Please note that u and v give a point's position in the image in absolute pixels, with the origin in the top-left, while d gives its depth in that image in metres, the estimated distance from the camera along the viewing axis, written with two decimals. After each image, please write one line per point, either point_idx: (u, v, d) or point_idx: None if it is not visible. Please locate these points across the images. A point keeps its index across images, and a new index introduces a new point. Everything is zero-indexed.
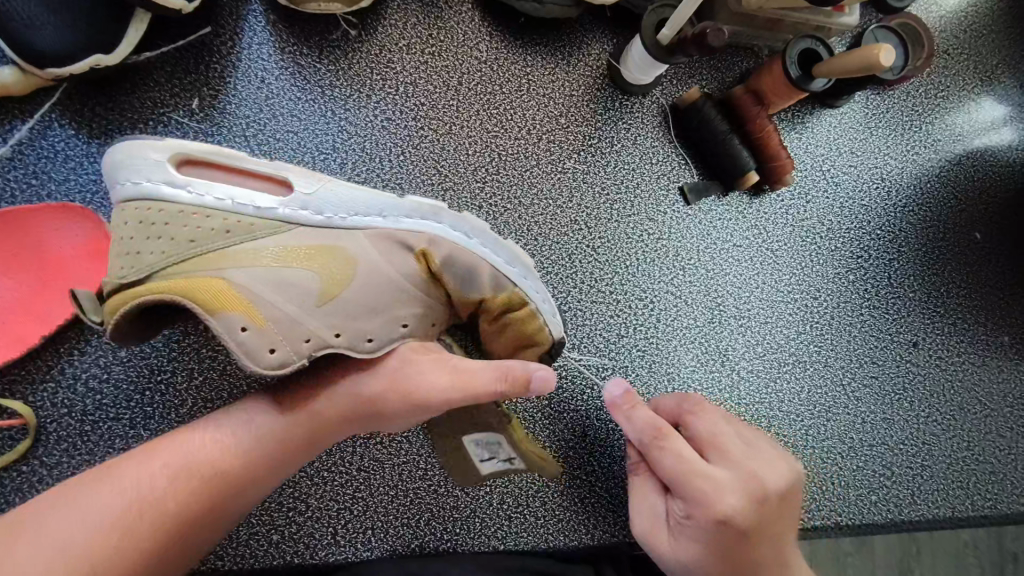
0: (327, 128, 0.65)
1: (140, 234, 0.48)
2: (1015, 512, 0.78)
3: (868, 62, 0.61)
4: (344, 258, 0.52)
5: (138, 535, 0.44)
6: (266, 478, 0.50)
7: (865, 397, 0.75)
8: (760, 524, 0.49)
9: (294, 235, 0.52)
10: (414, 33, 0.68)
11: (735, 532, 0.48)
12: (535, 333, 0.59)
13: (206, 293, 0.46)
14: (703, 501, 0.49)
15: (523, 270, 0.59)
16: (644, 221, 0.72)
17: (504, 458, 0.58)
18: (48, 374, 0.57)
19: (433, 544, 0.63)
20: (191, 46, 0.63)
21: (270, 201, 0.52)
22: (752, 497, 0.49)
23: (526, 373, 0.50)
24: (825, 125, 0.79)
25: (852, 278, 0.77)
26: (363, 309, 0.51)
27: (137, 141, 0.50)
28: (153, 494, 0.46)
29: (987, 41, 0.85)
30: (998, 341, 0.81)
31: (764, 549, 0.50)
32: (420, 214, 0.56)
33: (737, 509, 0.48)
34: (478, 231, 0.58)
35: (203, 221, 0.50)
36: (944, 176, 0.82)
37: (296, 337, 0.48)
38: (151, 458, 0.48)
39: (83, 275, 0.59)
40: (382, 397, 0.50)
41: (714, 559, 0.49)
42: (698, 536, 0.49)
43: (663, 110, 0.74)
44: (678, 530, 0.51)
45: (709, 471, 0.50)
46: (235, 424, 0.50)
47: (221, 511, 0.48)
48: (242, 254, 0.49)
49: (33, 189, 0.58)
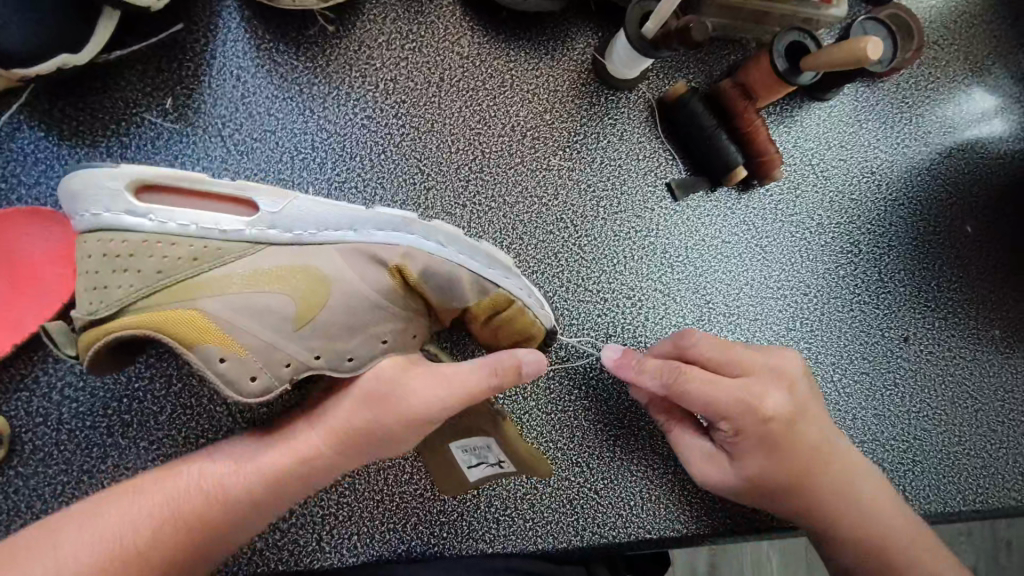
0: (306, 127, 0.64)
1: (105, 267, 0.46)
2: (1007, 506, 0.77)
3: (856, 55, 0.59)
4: (317, 277, 0.51)
5: (130, 569, 0.44)
6: (250, 523, 0.49)
7: (855, 392, 0.74)
8: (794, 407, 0.58)
9: (265, 255, 0.50)
10: (394, 28, 0.67)
11: (783, 425, 0.57)
12: (529, 327, 0.58)
13: (183, 325, 0.46)
14: (747, 411, 0.56)
15: (505, 271, 0.58)
16: (631, 218, 0.71)
17: (492, 462, 0.58)
18: (21, 383, 0.56)
19: (419, 549, 0.62)
20: (165, 44, 0.62)
21: (236, 222, 0.50)
22: (781, 392, 0.58)
23: (516, 360, 0.52)
24: (814, 118, 0.78)
25: (841, 273, 0.76)
26: (341, 329, 0.51)
27: (89, 168, 0.47)
28: (133, 542, 0.45)
29: (978, 32, 0.84)
30: (989, 334, 0.80)
31: (809, 430, 0.59)
32: (393, 226, 0.55)
33: (774, 405, 0.57)
34: (453, 237, 0.56)
35: (169, 250, 0.48)
36: (934, 169, 0.81)
37: (275, 363, 0.48)
38: (132, 504, 0.47)
39: (52, 281, 0.57)
40: (370, 419, 0.49)
41: (772, 459, 0.57)
42: (754, 443, 0.57)
43: (650, 105, 0.72)
44: (734, 451, 0.58)
45: (735, 382, 0.57)
46: (222, 467, 0.49)
47: (203, 557, 0.47)
48: (214, 280, 0.48)
49: (3, 193, 0.57)
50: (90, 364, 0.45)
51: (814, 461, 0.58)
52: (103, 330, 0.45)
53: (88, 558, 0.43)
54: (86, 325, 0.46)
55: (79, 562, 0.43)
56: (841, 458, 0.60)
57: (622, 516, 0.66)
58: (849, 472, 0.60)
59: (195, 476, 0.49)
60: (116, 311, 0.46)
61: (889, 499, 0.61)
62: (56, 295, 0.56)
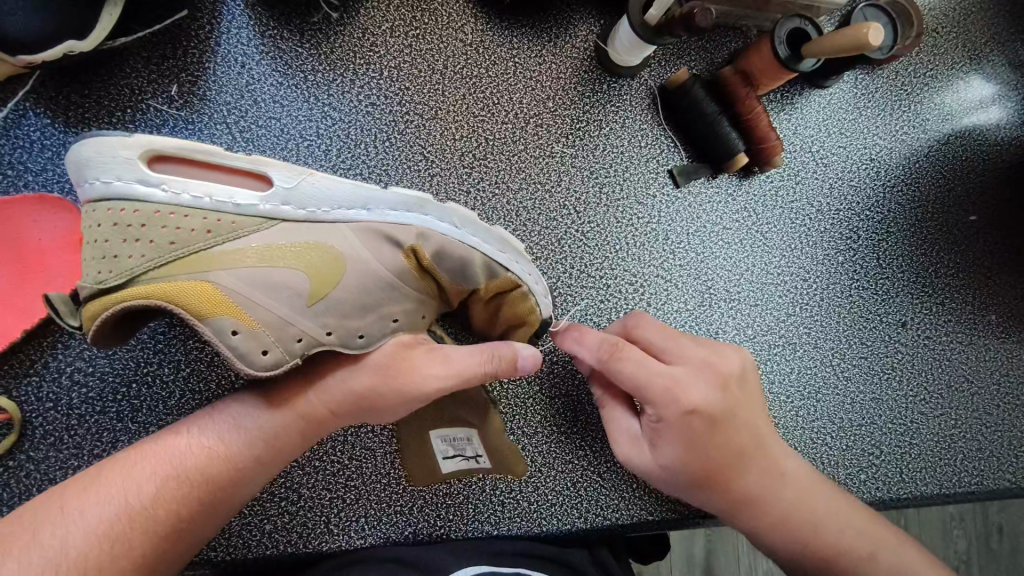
0: (311, 114, 0.64)
1: (117, 237, 0.46)
2: (1002, 488, 0.78)
3: (858, 42, 0.60)
4: (330, 254, 0.51)
5: (139, 528, 0.46)
6: (252, 478, 0.51)
7: (854, 376, 0.76)
8: (724, 406, 0.55)
9: (278, 231, 0.51)
10: (397, 15, 0.67)
11: (705, 420, 0.54)
12: (526, 314, 0.60)
13: (196, 297, 0.46)
14: (669, 399, 0.54)
15: (516, 256, 0.59)
16: (634, 205, 0.71)
17: (468, 457, 0.62)
18: (31, 369, 0.57)
19: (426, 530, 0.63)
20: (168, 31, 0.62)
21: (251, 197, 0.50)
22: (713, 385, 0.56)
23: (514, 352, 0.55)
24: (814, 104, 0.78)
25: (841, 259, 0.77)
26: (353, 306, 0.52)
27: (107, 135, 0.47)
28: (141, 503, 0.46)
29: (976, 19, 0.84)
30: (985, 319, 0.81)
31: (737, 431, 0.56)
32: (407, 206, 0.56)
33: (699, 398, 0.54)
34: (466, 220, 0.58)
35: (182, 222, 0.48)
36: (931, 156, 0.82)
37: (286, 337, 0.49)
38: (136, 467, 0.48)
39: (62, 266, 0.57)
40: (371, 390, 0.52)
41: (693, 451, 0.55)
42: (674, 433, 0.54)
43: (652, 92, 0.73)
44: (656, 437, 0.56)
45: (666, 370, 0.55)
46: (222, 428, 0.50)
47: (211, 514, 0.50)
48: (227, 254, 0.48)
49: (10, 180, 0.57)
50: (99, 332, 0.44)
51: (733, 460, 0.56)
52: (113, 299, 0.44)
53: (97, 522, 0.45)
54: (94, 294, 0.45)
55: (91, 526, 0.45)
56: (764, 462, 0.58)
57: (625, 498, 0.67)
58: (770, 474, 0.58)
59: (195, 438, 0.50)
60: (127, 280, 0.45)
61: (807, 510, 0.57)
62: (67, 282, 0.57)
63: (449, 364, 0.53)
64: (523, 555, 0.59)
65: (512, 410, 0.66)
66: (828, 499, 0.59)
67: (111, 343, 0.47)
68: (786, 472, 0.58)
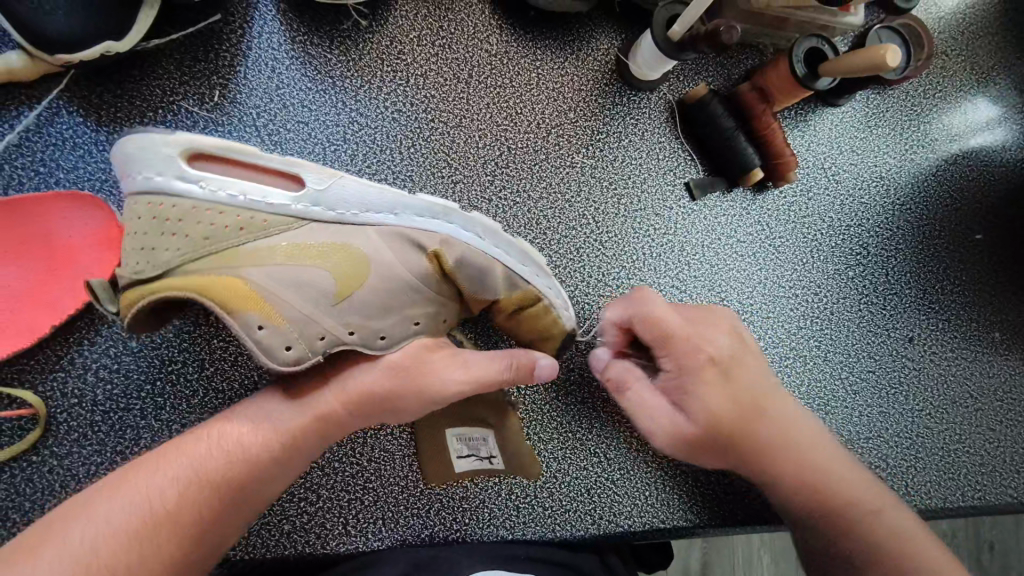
0: (338, 119, 0.65)
1: (155, 230, 0.48)
2: (1004, 503, 0.79)
3: (874, 62, 0.61)
4: (357, 255, 0.52)
5: (165, 534, 0.45)
6: (276, 478, 0.51)
7: (863, 390, 0.77)
8: (734, 357, 0.57)
9: (307, 231, 0.52)
10: (425, 25, 0.68)
11: (720, 366, 0.56)
12: (549, 327, 0.61)
13: (226, 291, 0.47)
14: (688, 349, 0.56)
15: (535, 270, 0.60)
16: (651, 216, 0.73)
17: (483, 457, 0.62)
18: (57, 364, 0.57)
19: (442, 534, 0.63)
20: (201, 34, 0.62)
21: (284, 197, 0.52)
22: (722, 336, 0.58)
23: (532, 362, 0.57)
24: (827, 123, 0.80)
25: (851, 274, 0.79)
26: (376, 308, 0.52)
27: (151, 133, 0.50)
28: (166, 506, 0.46)
29: (983, 43, 0.87)
30: (989, 336, 0.83)
31: (751, 383, 0.58)
32: (433, 213, 0.58)
33: (713, 345, 0.57)
34: (487, 231, 0.59)
35: (217, 218, 0.50)
36: (938, 175, 0.84)
37: (310, 335, 0.49)
38: (155, 472, 0.47)
39: (90, 263, 0.58)
40: (392, 390, 0.52)
41: (717, 401, 0.55)
42: (698, 383, 0.55)
43: (669, 106, 0.74)
44: (683, 396, 0.56)
45: (680, 324, 0.57)
46: (240, 430, 0.50)
47: (235, 514, 0.49)
48: (258, 250, 0.50)
49: (41, 177, 0.58)
50: (134, 319, 0.46)
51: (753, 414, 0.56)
52: (143, 292, 0.46)
53: (124, 528, 0.44)
54: (131, 284, 0.47)
55: (120, 529, 0.44)
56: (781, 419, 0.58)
57: (638, 505, 0.67)
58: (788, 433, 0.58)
59: (214, 441, 0.49)
60: (162, 272, 0.47)
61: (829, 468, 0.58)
62: (95, 277, 0.58)
63: (468, 367, 0.54)
64: (539, 561, 0.60)
65: (528, 416, 0.67)
66: (851, 462, 0.60)
67: (151, 330, 0.50)
68: (792, 427, 0.58)
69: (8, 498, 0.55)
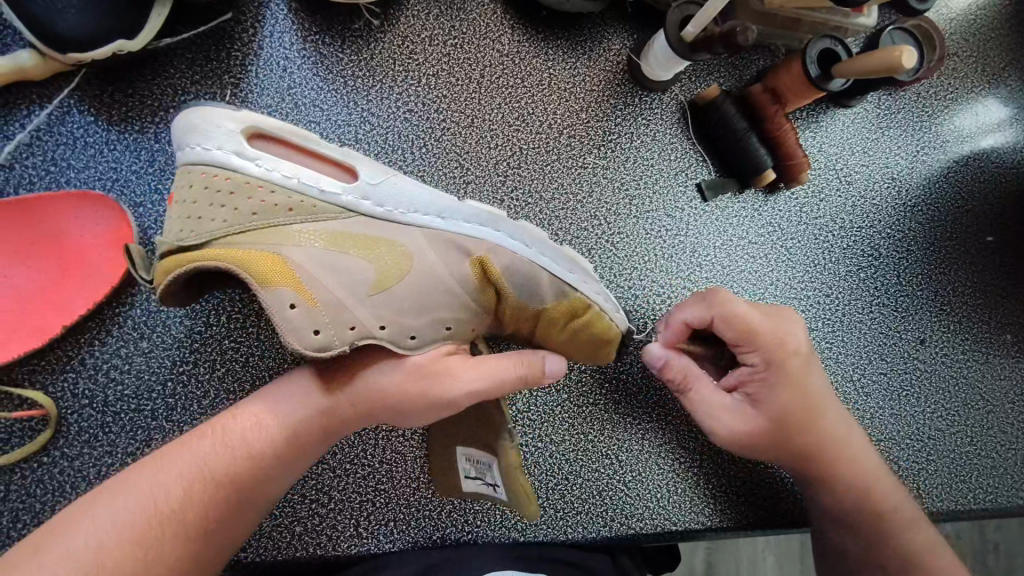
0: (350, 118, 0.64)
1: (204, 200, 0.48)
2: (1016, 506, 0.78)
3: (888, 63, 0.60)
4: (401, 254, 0.52)
5: (170, 532, 0.45)
6: (280, 475, 0.50)
7: (874, 391, 0.76)
8: (809, 354, 0.59)
9: (353, 222, 0.52)
10: (437, 25, 0.68)
11: (798, 362, 0.58)
12: (605, 330, 0.59)
13: (264, 266, 0.47)
14: (773, 346, 0.58)
15: (582, 276, 0.59)
16: (663, 217, 0.72)
17: (488, 482, 0.59)
18: (68, 365, 0.57)
19: (453, 536, 0.63)
20: (212, 33, 0.62)
21: (336, 185, 0.52)
22: (799, 331, 0.59)
23: (540, 361, 0.55)
24: (838, 124, 0.80)
25: (863, 275, 0.78)
26: (411, 307, 0.51)
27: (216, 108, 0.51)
28: (170, 505, 0.46)
29: (994, 44, 0.86)
30: (1001, 338, 0.83)
31: (820, 379, 0.60)
32: (481, 220, 0.56)
33: (792, 341, 0.58)
34: (537, 239, 0.58)
35: (267, 196, 0.50)
36: (950, 177, 0.84)
37: (341, 323, 0.49)
38: (161, 469, 0.47)
39: (100, 263, 0.57)
40: (402, 393, 0.50)
41: (789, 397, 0.58)
42: (777, 381, 0.58)
43: (681, 106, 0.74)
44: (758, 391, 0.58)
45: (763, 321, 0.58)
46: (245, 425, 0.50)
47: (241, 512, 0.49)
48: (300, 233, 0.50)
49: (52, 176, 0.58)
50: (169, 288, 0.46)
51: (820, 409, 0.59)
52: (184, 259, 0.46)
53: (128, 527, 0.44)
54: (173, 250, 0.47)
55: (122, 530, 0.44)
56: (842, 416, 0.61)
57: (649, 508, 0.67)
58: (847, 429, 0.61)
59: (218, 437, 0.49)
60: (204, 242, 0.47)
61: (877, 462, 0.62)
62: (106, 277, 0.57)
63: (487, 368, 0.52)
64: (551, 563, 0.59)
65: (540, 418, 0.66)
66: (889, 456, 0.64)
67: (185, 300, 0.50)
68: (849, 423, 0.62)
69: (18, 499, 0.55)
